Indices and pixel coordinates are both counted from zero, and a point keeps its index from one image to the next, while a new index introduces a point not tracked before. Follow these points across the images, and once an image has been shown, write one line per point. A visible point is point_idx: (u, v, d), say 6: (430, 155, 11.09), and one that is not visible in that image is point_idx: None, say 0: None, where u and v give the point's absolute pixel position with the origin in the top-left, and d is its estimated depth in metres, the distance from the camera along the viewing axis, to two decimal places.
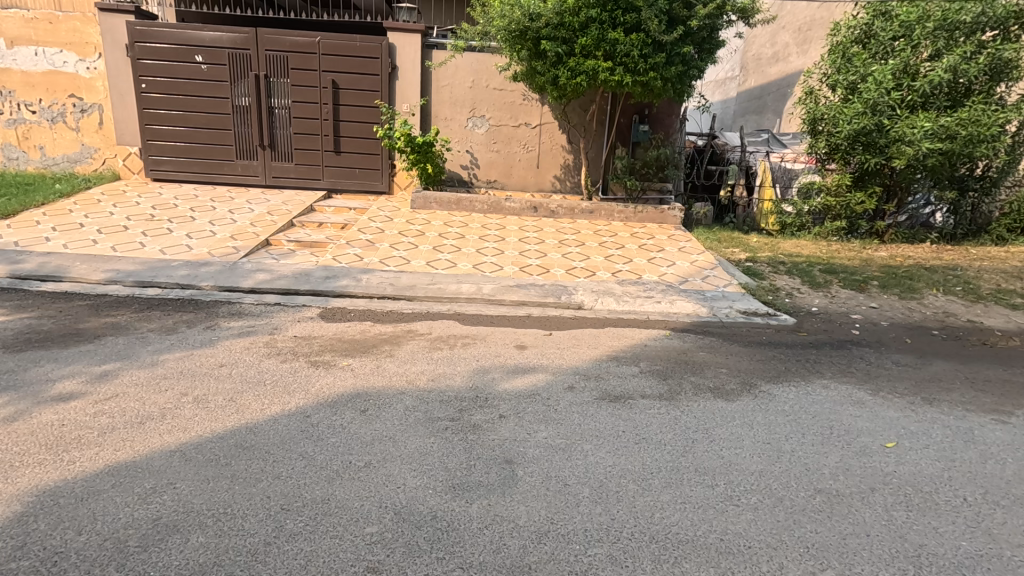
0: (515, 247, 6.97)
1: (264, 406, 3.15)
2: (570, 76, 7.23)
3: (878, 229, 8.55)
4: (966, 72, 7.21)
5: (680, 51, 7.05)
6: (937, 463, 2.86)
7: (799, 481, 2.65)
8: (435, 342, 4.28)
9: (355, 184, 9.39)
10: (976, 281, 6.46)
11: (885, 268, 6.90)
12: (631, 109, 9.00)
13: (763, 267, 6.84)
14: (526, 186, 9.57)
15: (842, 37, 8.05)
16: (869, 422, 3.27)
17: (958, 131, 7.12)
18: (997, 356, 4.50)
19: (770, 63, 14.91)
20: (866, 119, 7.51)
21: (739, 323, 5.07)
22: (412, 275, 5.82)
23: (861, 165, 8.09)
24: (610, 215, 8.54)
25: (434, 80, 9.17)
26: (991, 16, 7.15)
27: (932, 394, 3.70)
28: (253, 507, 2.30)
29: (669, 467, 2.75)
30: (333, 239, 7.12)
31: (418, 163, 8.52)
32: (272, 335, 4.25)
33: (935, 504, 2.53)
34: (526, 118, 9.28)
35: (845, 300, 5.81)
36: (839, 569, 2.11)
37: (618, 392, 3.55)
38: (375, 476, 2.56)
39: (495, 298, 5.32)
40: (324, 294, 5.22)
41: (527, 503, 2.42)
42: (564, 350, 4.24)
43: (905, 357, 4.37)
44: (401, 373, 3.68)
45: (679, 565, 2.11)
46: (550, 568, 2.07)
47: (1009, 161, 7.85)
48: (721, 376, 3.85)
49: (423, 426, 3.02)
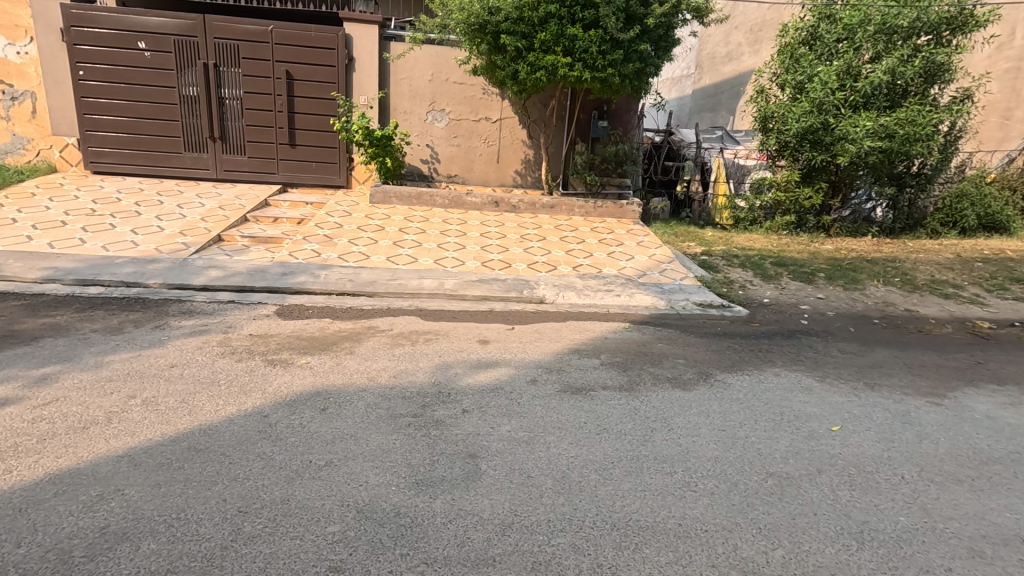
0: (476, 242, 6.95)
1: (218, 406, 3.05)
2: (530, 71, 7.25)
3: (824, 224, 8.94)
4: (904, 74, 7.59)
5: (637, 49, 7.13)
6: (878, 444, 3.03)
7: (752, 466, 2.76)
8: (397, 338, 4.24)
9: (312, 178, 9.16)
10: (913, 272, 6.85)
11: (832, 261, 7.23)
12: (590, 104, 9.09)
13: (718, 261, 7.06)
14: (487, 181, 9.55)
15: (790, 37, 8.35)
16: (816, 407, 3.43)
17: (897, 131, 7.51)
18: (932, 342, 4.79)
19: (723, 62, 15.34)
20: (812, 118, 7.86)
21: (695, 314, 5.22)
22: (373, 271, 5.73)
23: (809, 162, 8.44)
24: (571, 211, 8.63)
25: (392, 73, 9.02)
26: (925, 22, 7.55)
27: (874, 379, 3.92)
28: (208, 511, 2.23)
29: (630, 457, 2.81)
30: (289, 234, 6.93)
31: (377, 157, 8.38)
32: (227, 333, 4.11)
33: (876, 482, 2.68)
34: (487, 112, 9.25)
35: (795, 292, 6.07)
36: (789, 548, 2.21)
37: (580, 383, 3.61)
38: (336, 475, 2.53)
39: (457, 293, 5.30)
40: (281, 291, 5.08)
41: (491, 497, 2.44)
42: (526, 344, 4.28)
43: (849, 345, 4.60)
44: (362, 370, 3.62)
45: (639, 551, 2.17)
46: (515, 560, 2.09)
47: (942, 159, 8.32)
48: (678, 367, 3.96)
49: (385, 423, 2.99)
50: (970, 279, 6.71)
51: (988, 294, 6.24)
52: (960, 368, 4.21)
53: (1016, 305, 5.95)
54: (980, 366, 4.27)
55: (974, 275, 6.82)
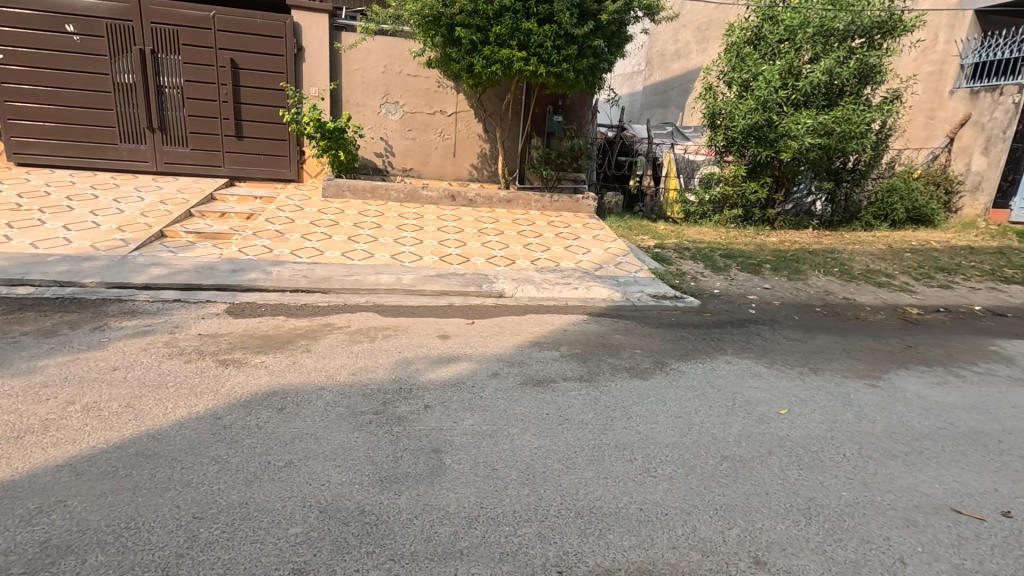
0: (434, 236, 6.89)
1: (167, 410, 2.92)
2: (485, 65, 7.22)
3: (769, 217, 9.34)
4: (840, 75, 7.99)
5: (591, 44, 7.20)
6: (822, 425, 3.20)
7: (707, 450, 2.88)
8: (355, 335, 4.16)
9: (260, 171, 8.84)
10: (849, 262, 7.25)
11: (777, 253, 7.56)
12: (546, 99, 9.13)
13: (670, 253, 7.26)
14: (443, 175, 9.47)
15: (736, 37, 8.65)
16: (765, 392, 3.60)
17: (834, 128, 7.91)
18: (867, 328, 5.10)
19: (673, 59, 15.74)
20: (757, 115, 8.16)
21: (650, 306, 5.36)
22: (328, 267, 5.60)
23: (754, 158, 8.77)
24: (527, 205, 8.65)
25: (344, 63, 8.79)
26: (859, 26, 7.97)
27: (817, 364, 4.14)
28: (161, 518, 2.14)
29: (591, 446, 2.87)
30: (238, 229, 6.68)
31: (330, 150, 8.14)
32: (174, 333, 3.93)
33: (821, 461, 2.84)
34: (441, 105, 9.15)
35: (743, 282, 6.31)
36: (743, 526, 2.32)
37: (541, 375, 3.65)
38: (296, 475, 2.47)
39: (416, 288, 5.25)
40: (230, 289, 4.89)
41: (456, 491, 2.44)
42: (487, 338, 4.28)
43: (794, 333, 4.84)
44: (320, 368, 3.55)
45: (603, 536, 2.22)
46: (482, 552, 2.10)
47: (875, 156, 8.81)
48: (635, 357, 4.07)
49: (346, 422, 2.93)
50: (900, 268, 7.16)
51: (916, 283, 6.68)
52: (893, 352, 4.50)
53: (940, 292, 6.40)
54: (911, 349, 4.58)
55: (904, 265, 7.28)
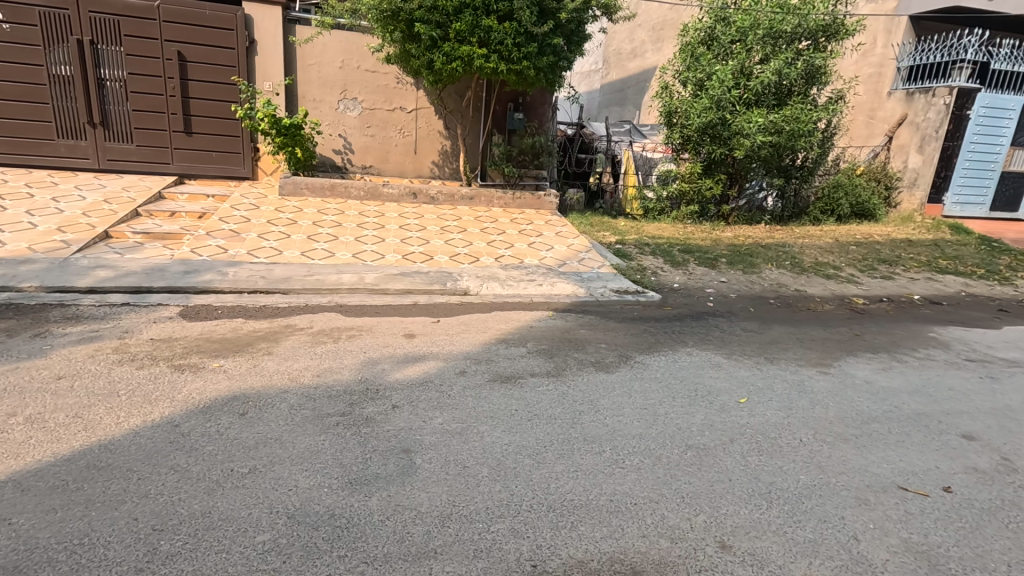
0: (395, 234, 6.80)
1: (119, 419, 2.79)
2: (446, 61, 7.16)
3: (724, 213, 9.63)
4: (789, 75, 8.30)
5: (551, 43, 7.22)
6: (779, 412, 3.34)
7: (673, 440, 2.96)
8: (318, 336, 4.07)
9: (212, 168, 8.50)
10: (800, 256, 7.56)
11: (732, 247, 7.80)
12: (506, 96, 9.13)
13: (631, 249, 7.39)
14: (404, 172, 9.35)
15: (690, 37, 8.88)
16: (725, 382, 3.73)
17: (783, 127, 8.22)
18: (818, 318, 5.34)
19: (629, 58, 16.01)
20: (711, 114, 8.42)
21: (613, 301, 5.46)
22: (287, 267, 5.45)
23: (709, 155, 9.03)
24: (490, 202, 8.61)
25: (299, 58, 8.56)
26: (805, 28, 8.30)
27: (773, 353, 4.31)
28: (117, 532, 2.05)
29: (560, 439, 2.90)
30: (190, 229, 6.42)
31: (286, 146, 7.91)
32: (123, 338, 3.75)
33: (779, 446, 2.96)
34: (401, 102, 9.03)
35: (701, 276, 6.49)
36: (709, 513, 2.39)
37: (508, 372, 3.67)
38: (262, 481, 2.40)
39: (379, 287, 5.17)
40: (183, 291, 4.70)
41: (428, 490, 2.42)
42: (453, 336, 4.27)
43: (750, 324, 5.01)
44: (282, 371, 3.45)
45: (575, 529, 2.25)
46: (456, 550, 2.10)
47: (821, 153, 9.19)
48: (600, 351, 4.13)
49: (312, 424, 2.87)
50: (847, 260, 7.51)
51: (861, 274, 7.02)
52: (842, 340, 4.72)
53: (883, 283, 6.75)
54: (858, 337, 4.82)
55: (849, 257, 7.64)
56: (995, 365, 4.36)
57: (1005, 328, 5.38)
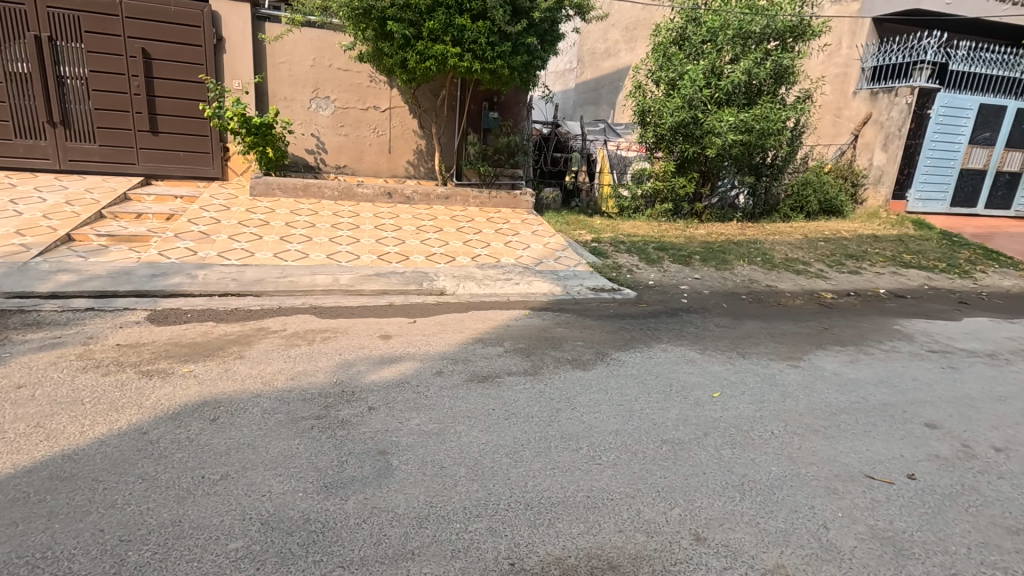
0: (370, 235, 6.73)
1: (84, 428, 2.70)
2: (419, 60, 7.12)
3: (697, 210, 9.78)
4: (758, 75, 8.45)
5: (525, 42, 7.21)
6: (752, 406, 3.41)
7: (648, 435, 2.99)
8: (292, 338, 4.01)
9: (180, 169, 8.30)
10: (771, 252, 7.72)
11: (705, 244, 7.92)
12: (481, 96, 9.11)
13: (607, 247, 7.46)
14: (378, 171, 9.25)
15: (662, 37, 8.98)
16: (699, 377, 3.79)
17: (754, 126, 8.38)
18: (788, 313, 5.46)
19: (603, 58, 16.13)
20: (683, 113, 8.56)
21: (589, 299, 5.50)
22: (259, 268, 5.35)
23: (682, 154, 9.16)
24: (466, 201, 8.58)
25: (269, 56, 8.41)
26: (773, 29, 8.46)
27: (745, 348, 4.40)
28: (82, 545, 1.98)
29: (538, 437, 2.91)
30: (157, 231, 6.26)
31: (256, 146, 7.76)
32: (88, 345, 3.63)
33: (751, 439, 3.02)
34: (375, 101, 8.93)
35: (675, 273, 6.59)
36: (684, 506, 2.43)
37: (486, 371, 3.67)
38: (234, 487, 2.36)
39: (354, 288, 5.11)
40: (151, 295, 4.58)
41: (405, 491, 2.41)
42: (430, 336, 4.25)
43: (723, 319, 5.10)
44: (254, 374, 3.39)
45: (553, 525, 2.27)
46: (434, 551, 2.09)
47: (790, 151, 9.40)
48: (577, 349, 4.16)
49: (286, 428, 2.83)
50: (816, 256, 7.70)
51: (829, 270, 7.20)
52: (812, 334, 4.84)
53: (850, 278, 6.94)
54: (827, 331, 4.94)
55: (818, 253, 7.83)
56: (956, 356, 4.52)
57: (965, 320, 5.58)
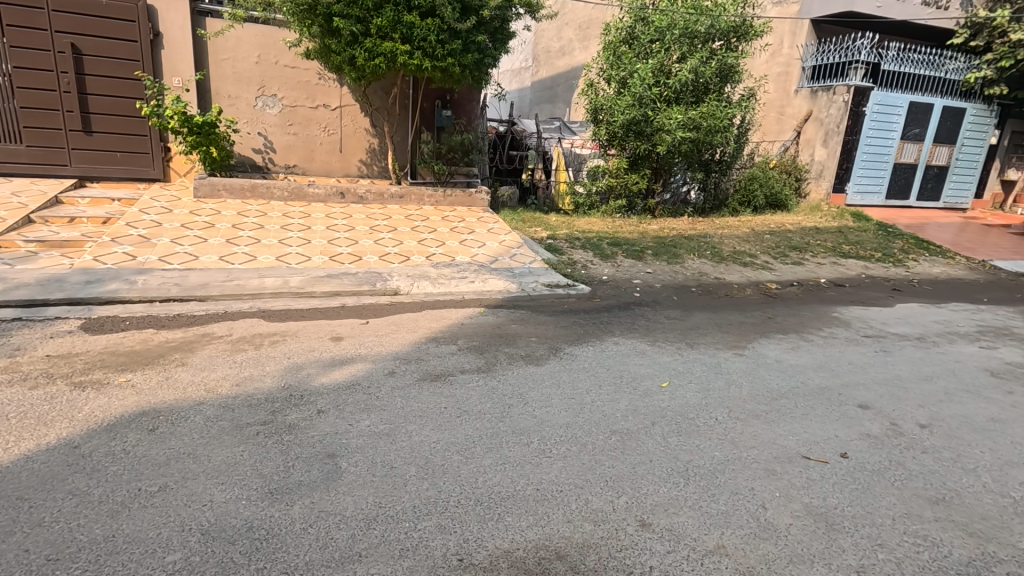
0: (322, 235, 6.60)
1: (7, 444, 2.56)
2: (368, 57, 7.02)
3: (650, 207, 9.98)
4: (704, 73, 8.69)
5: (475, 40, 7.19)
6: (698, 394, 3.52)
7: (598, 427, 3.05)
8: (238, 343, 3.89)
9: (117, 170, 7.92)
10: (720, 245, 7.96)
11: (657, 239, 8.10)
12: (433, 94, 9.04)
13: (562, 243, 7.54)
14: (330, 171, 9.07)
15: (613, 36, 9.14)
16: (648, 368, 3.89)
17: (701, 123, 8.61)
18: (735, 304, 5.66)
19: (557, 56, 16.28)
20: (634, 111, 8.76)
21: (544, 295, 5.55)
22: (204, 272, 5.17)
23: (634, 151, 9.35)
24: (420, 200, 8.51)
25: (211, 53, 8.12)
26: (717, 29, 8.70)
27: (693, 339, 4.53)
28: (4, 567, 1.89)
29: (489, 434, 2.93)
30: (93, 235, 5.97)
31: (200, 146, 7.49)
32: (14, 357, 3.43)
33: (696, 426, 3.12)
34: (324, 99, 8.75)
35: (628, 268, 6.72)
36: (631, 493, 2.50)
37: (438, 370, 3.65)
38: (173, 498, 2.28)
39: (304, 290, 5.01)
40: (85, 303, 4.37)
41: (354, 493, 2.38)
42: (383, 337, 4.20)
43: (673, 312, 5.23)
44: (197, 382, 3.28)
45: (502, 519, 2.29)
46: (381, 551, 2.08)
47: (737, 147, 9.71)
48: (530, 345, 4.19)
49: (230, 435, 2.75)
50: (762, 249, 7.99)
51: (774, 261, 7.48)
52: (756, 323, 5.02)
53: (794, 269, 7.23)
54: (770, 320, 5.14)
55: (764, 245, 8.13)
56: (888, 339, 4.78)
57: (897, 306, 5.90)
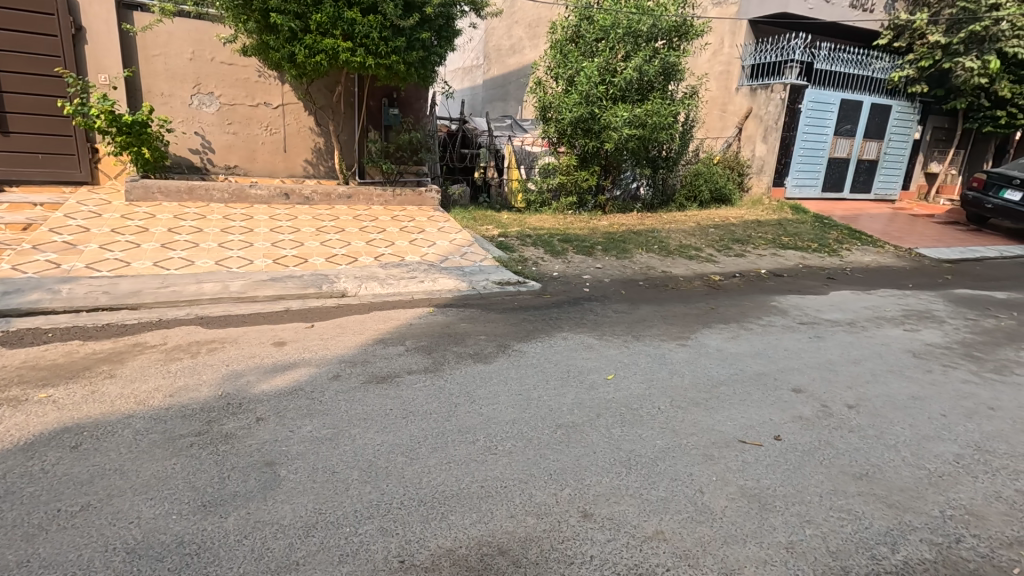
0: (265, 238, 6.40)
1: None
2: (308, 54, 6.84)
3: (601, 203, 10.11)
4: (648, 72, 8.87)
5: (419, 37, 7.11)
6: (642, 385, 3.61)
7: (544, 421, 3.08)
8: (172, 352, 3.73)
9: (39, 173, 7.45)
10: (667, 239, 8.17)
11: (607, 235, 8.23)
12: (379, 92, 8.91)
13: (513, 241, 7.57)
14: (274, 171, 8.79)
15: (559, 35, 9.25)
16: (595, 361, 3.95)
17: (647, 120, 8.80)
18: (681, 296, 5.82)
19: (508, 54, 16.31)
20: (581, 109, 8.88)
21: (494, 293, 5.56)
22: (136, 279, 4.93)
23: (583, 148, 9.48)
24: (369, 200, 8.36)
25: (140, 49, 7.74)
26: (660, 28, 8.90)
27: (640, 331, 4.64)
28: None
29: (434, 433, 2.91)
30: (12, 242, 5.60)
31: (130, 146, 7.14)
32: None
33: (638, 416, 3.19)
34: (265, 98, 8.49)
35: (579, 264, 6.81)
36: (574, 485, 2.54)
37: (385, 372, 3.61)
38: (97, 517, 2.17)
39: (246, 295, 4.85)
40: (3, 315, 4.10)
41: (292, 501, 2.33)
42: (328, 340, 4.11)
43: (621, 305, 5.34)
44: (126, 395, 3.12)
45: (446, 518, 2.28)
46: (320, 558, 2.04)
47: (683, 144, 9.98)
48: (479, 343, 4.19)
49: (161, 448, 2.64)
50: (706, 242, 8.24)
51: (718, 254, 7.73)
52: (700, 314, 5.19)
53: (736, 260, 7.49)
54: (713, 310, 5.32)
55: (708, 238, 8.38)
56: (821, 326, 5.02)
57: (831, 293, 6.21)
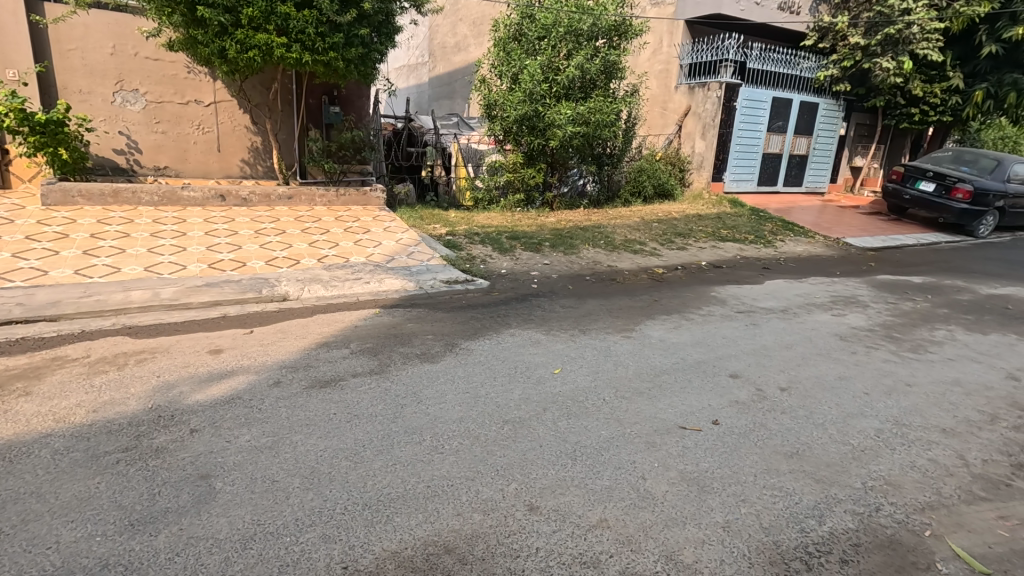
0: (199, 241, 6.12)
1: None
2: (241, 50, 6.58)
3: (548, 200, 10.20)
4: (591, 70, 9.00)
5: (357, 33, 6.94)
6: (588, 377, 3.67)
7: (491, 418, 3.09)
8: (97, 365, 3.52)
9: None
10: (613, 235, 8.34)
11: (555, 231, 8.32)
12: (318, 89, 8.67)
13: (461, 239, 7.53)
14: (208, 171, 8.40)
15: (502, 33, 9.26)
16: (543, 356, 4.00)
17: (590, 118, 8.94)
18: (626, 289, 5.95)
19: (453, 52, 16.19)
20: (526, 106, 8.94)
21: (442, 292, 5.52)
22: (55, 289, 4.61)
23: (529, 146, 9.54)
24: (311, 200, 8.12)
25: (54, 42, 7.25)
26: (600, 27, 9.06)
27: (586, 325, 4.72)
28: None
29: (380, 436, 2.86)
30: None
31: (46, 147, 6.68)
32: None
33: (584, 408, 3.25)
34: (195, 95, 8.10)
35: (527, 261, 6.84)
36: (521, 480, 2.55)
37: (328, 376, 3.52)
38: (10, 545, 2.02)
39: (179, 302, 4.62)
40: None
41: (229, 514, 2.24)
42: (268, 346, 3.98)
43: (568, 300, 5.42)
44: (44, 413, 2.92)
45: (391, 520, 2.25)
46: (258, 570, 1.97)
47: (626, 141, 10.20)
48: (426, 343, 4.15)
49: (84, 467, 2.48)
50: (651, 236, 8.47)
51: (662, 248, 7.96)
52: (643, 306, 5.33)
53: (678, 253, 7.74)
54: (656, 302, 5.47)
55: (653, 233, 8.61)
56: (757, 313, 5.26)
57: (766, 283, 6.50)
